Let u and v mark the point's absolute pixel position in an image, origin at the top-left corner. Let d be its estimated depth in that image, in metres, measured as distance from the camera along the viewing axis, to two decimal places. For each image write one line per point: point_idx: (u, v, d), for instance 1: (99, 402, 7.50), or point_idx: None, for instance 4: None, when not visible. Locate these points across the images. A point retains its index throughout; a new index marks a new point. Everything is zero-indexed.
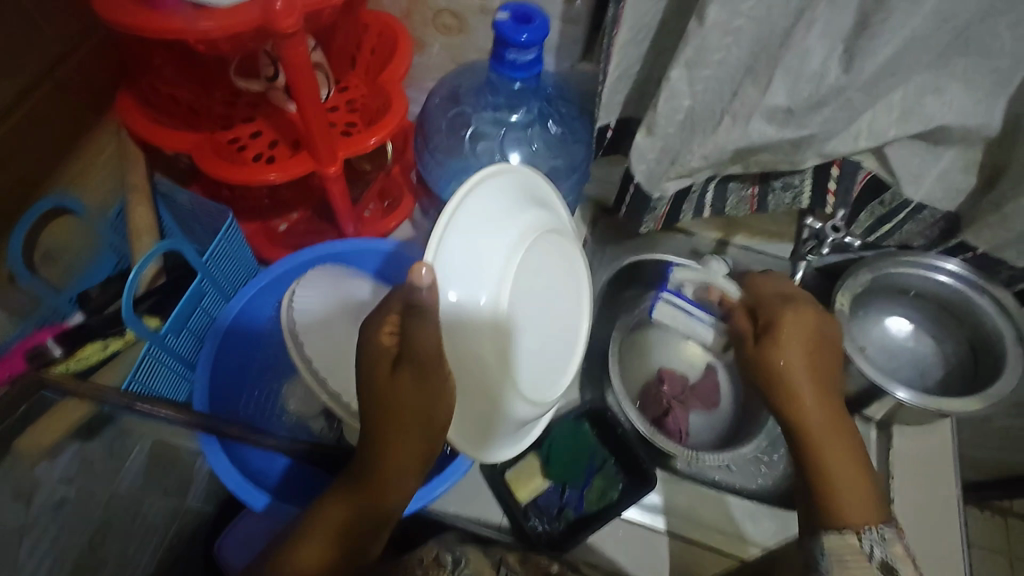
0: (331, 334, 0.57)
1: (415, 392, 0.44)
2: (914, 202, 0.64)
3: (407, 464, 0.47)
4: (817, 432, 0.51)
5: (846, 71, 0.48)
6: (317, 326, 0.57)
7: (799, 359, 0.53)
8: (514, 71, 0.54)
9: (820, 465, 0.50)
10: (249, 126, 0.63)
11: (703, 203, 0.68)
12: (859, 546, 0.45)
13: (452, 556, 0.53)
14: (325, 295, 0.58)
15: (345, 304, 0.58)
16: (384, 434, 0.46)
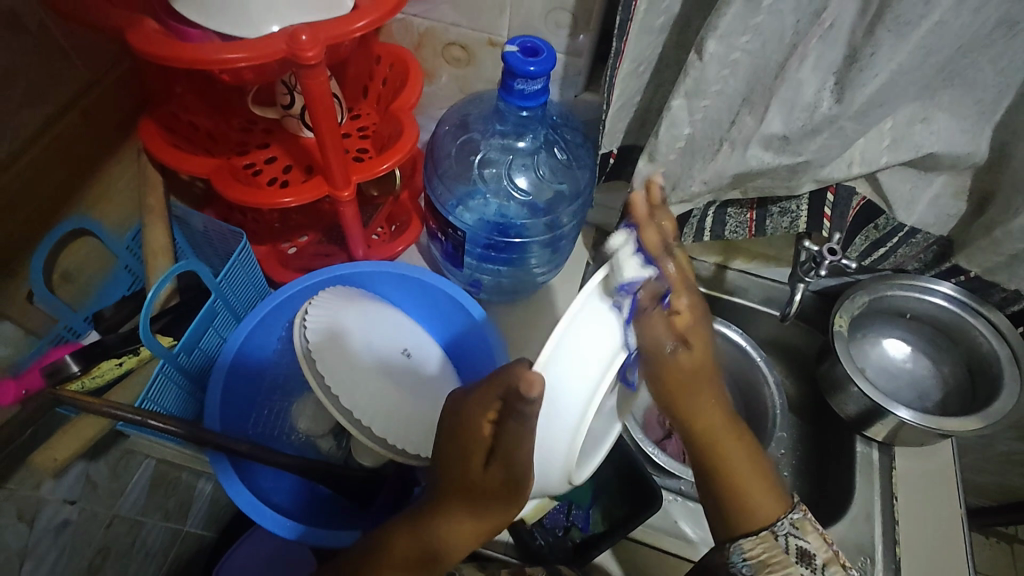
0: (379, 379, 0.58)
1: (501, 483, 0.43)
2: (906, 226, 0.66)
3: (470, 516, 0.45)
4: (706, 435, 0.50)
5: (839, 101, 0.51)
6: (359, 367, 0.57)
7: (701, 375, 0.49)
8: (522, 100, 0.56)
9: (717, 462, 0.51)
10: (265, 152, 0.66)
11: (702, 227, 0.71)
12: (774, 544, 0.49)
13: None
14: (365, 332, 0.61)
15: (377, 335, 0.62)
16: (459, 488, 0.45)
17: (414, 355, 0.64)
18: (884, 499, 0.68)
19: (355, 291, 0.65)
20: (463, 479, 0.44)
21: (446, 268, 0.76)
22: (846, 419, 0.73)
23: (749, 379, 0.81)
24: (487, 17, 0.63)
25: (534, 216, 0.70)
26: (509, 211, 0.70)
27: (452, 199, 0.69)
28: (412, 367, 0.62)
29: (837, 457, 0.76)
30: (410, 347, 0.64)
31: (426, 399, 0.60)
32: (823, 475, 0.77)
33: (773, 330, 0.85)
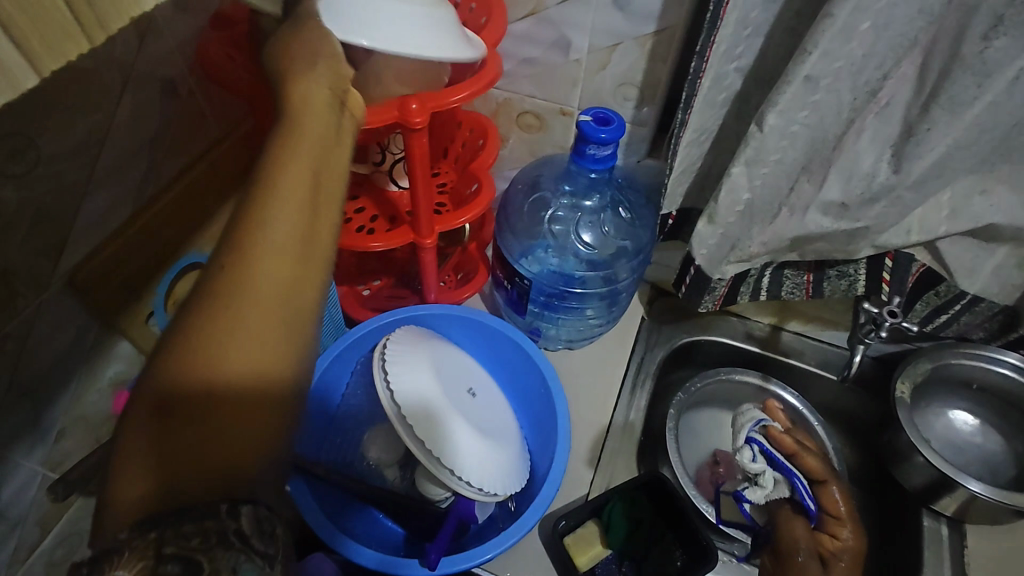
0: (472, 421, 0.64)
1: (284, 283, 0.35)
2: (969, 294, 0.67)
3: (239, 360, 0.33)
4: None
5: (896, 172, 0.54)
6: (453, 413, 0.62)
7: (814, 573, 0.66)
8: (593, 164, 0.62)
9: None
10: (355, 202, 0.73)
11: (759, 287, 0.73)
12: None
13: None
14: (445, 378, 0.65)
15: (453, 375, 0.67)
16: (225, 280, 0.34)
17: (480, 391, 0.69)
18: None
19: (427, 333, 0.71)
20: (232, 297, 0.34)
21: (507, 314, 0.80)
22: (911, 492, 0.72)
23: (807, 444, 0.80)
24: (561, 90, 0.70)
25: (594, 269, 0.74)
26: (569, 262, 0.74)
27: (519, 250, 0.74)
28: (479, 399, 0.68)
29: (900, 530, 0.74)
30: (475, 386, 0.69)
31: (467, 411, 0.64)
32: (887, 550, 0.74)
33: (830, 395, 0.84)
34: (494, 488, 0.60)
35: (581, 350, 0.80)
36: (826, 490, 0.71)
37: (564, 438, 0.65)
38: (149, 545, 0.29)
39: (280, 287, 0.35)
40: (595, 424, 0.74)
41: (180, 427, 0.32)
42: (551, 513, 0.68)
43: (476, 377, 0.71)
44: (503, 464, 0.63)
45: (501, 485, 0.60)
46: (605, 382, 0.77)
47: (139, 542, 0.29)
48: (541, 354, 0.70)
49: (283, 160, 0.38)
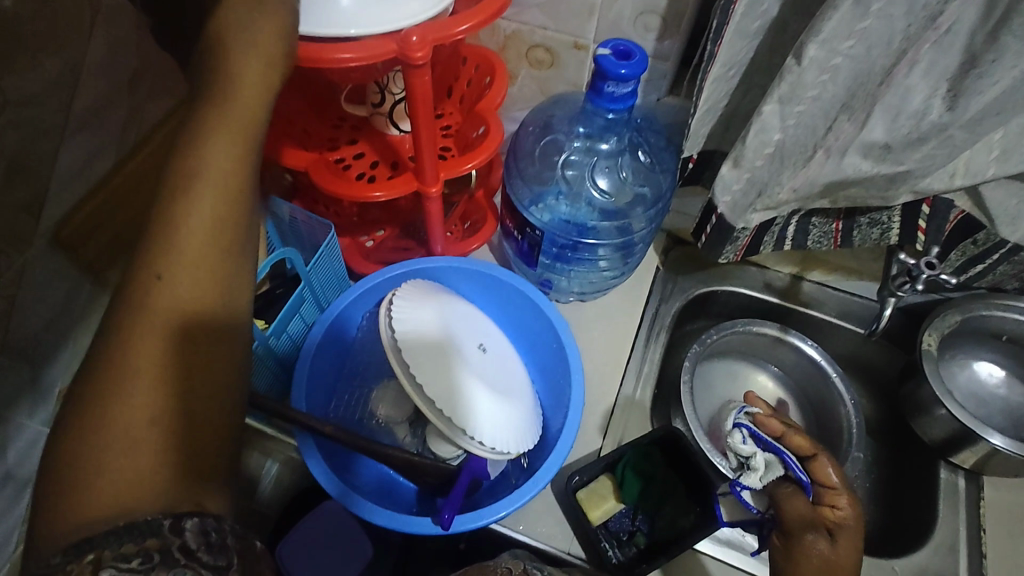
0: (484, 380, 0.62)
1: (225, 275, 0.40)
2: (1010, 242, 0.62)
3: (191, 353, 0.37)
4: None
5: (950, 109, 0.49)
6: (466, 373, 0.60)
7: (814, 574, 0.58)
8: (610, 103, 0.57)
9: None
10: (354, 148, 0.68)
11: (784, 236, 0.69)
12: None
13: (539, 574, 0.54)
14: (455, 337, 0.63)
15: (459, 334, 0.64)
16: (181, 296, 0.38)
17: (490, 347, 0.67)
18: (970, 530, 0.65)
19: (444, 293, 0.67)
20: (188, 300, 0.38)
21: (517, 265, 0.77)
22: (929, 444, 0.70)
23: (824, 396, 0.79)
24: (575, 21, 0.63)
25: (609, 217, 0.70)
26: (583, 210, 0.70)
27: (529, 197, 0.70)
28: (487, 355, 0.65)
29: (915, 482, 0.73)
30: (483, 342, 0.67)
31: (480, 366, 0.63)
32: (899, 500, 0.74)
33: (851, 346, 0.81)
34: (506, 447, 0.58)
35: (594, 302, 0.77)
36: (817, 465, 0.66)
37: (578, 395, 0.63)
38: (85, 569, 0.29)
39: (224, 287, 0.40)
40: (608, 378, 0.72)
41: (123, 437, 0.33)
42: (563, 468, 0.67)
43: (489, 330, 0.69)
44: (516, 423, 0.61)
45: (512, 444, 0.59)
46: (618, 335, 0.75)
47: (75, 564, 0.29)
48: (556, 310, 0.67)
49: (195, 203, 0.40)
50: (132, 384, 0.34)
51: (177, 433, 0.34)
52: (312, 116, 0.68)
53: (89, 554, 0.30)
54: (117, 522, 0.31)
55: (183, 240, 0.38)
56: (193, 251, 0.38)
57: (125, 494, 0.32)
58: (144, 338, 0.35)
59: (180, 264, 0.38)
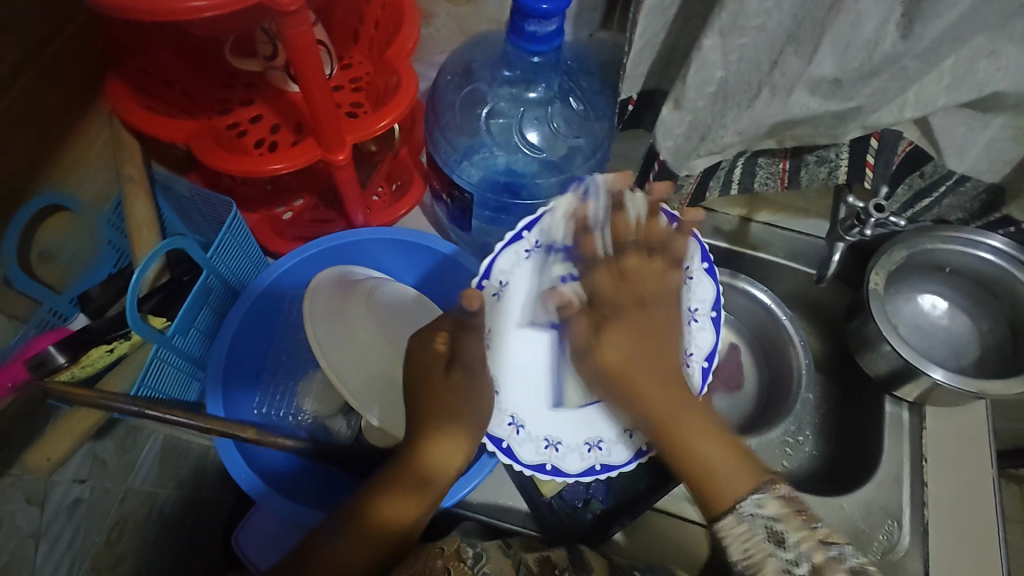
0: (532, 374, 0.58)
1: (459, 389, 0.52)
2: (957, 174, 0.60)
3: (452, 443, 0.51)
4: (664, 415, 0.50)
5: (905, 37, 0.44)
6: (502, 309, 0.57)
7: (654, 304, 0.52)
8: (533, 44, 0.50)
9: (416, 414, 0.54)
10: (249, 109, 0.60)
11: (730, 179, 0.65)
12: (742, 522, 0.46)
13: (473, 549, 0.51)
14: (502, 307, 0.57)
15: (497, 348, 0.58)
16: (429, 413, 0.52)
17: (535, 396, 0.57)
18: (913, 460, 0.67)
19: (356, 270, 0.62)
20: (444, 422, 0.52)
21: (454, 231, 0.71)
22: (875, 379, 0.71)
23: (774, 337, 0.78)
24: None
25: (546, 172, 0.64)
26: (518, 164, 0.64)
27: (456, 156, 0.63)
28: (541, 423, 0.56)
29: (861, 416, 0.74)
30: (536, 440, 0.55)
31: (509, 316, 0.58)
32: (846, 432, 0.76)
33: (800, 285, 0.80)
34: (691, 270, 0.58)
35: None
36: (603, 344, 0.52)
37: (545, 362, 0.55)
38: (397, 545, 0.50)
39: (464, 413, 0.52)
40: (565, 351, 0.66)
41: (345, 535, 0.48)
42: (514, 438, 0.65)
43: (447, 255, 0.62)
44: (691, 287, 0.58)
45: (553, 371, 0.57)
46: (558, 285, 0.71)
47: None
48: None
49: (435, 416, 0.52)
50: (424, 471, 0.51)
51: (368, 547, 0.49)
52: (190, 75, 0.58)
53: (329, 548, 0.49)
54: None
55: (441, 392, 0.52)
56: (443, 396, 0.52)
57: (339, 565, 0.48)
58: (432, 455, 0.51)
59: (449, 437, 0.51)
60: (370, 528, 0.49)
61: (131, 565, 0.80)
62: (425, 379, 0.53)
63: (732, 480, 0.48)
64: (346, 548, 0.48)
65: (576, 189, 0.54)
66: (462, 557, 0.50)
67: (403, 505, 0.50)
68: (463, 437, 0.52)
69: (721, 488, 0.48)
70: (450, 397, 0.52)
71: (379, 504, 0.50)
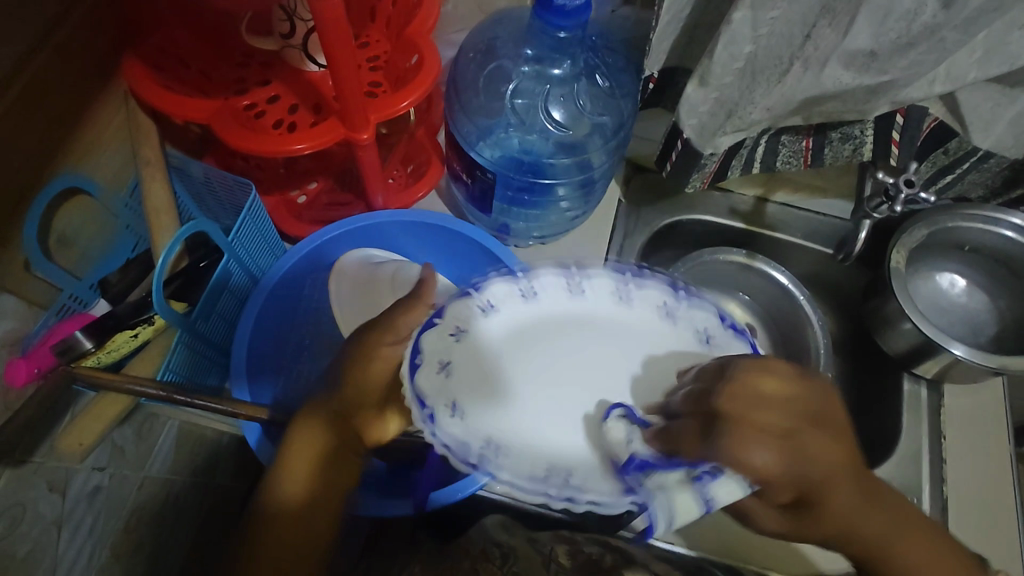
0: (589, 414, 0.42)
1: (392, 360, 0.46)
2: (982, 149, 0.59)
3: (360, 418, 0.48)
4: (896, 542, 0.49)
5: (945, 8, 0.43)
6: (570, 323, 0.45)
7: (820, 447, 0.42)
8: (561, 19, 0.49)
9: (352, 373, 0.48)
10: (265, 90, 0.57)
11: (753, 158, 0.64)
12: None
13: (500, 551, 0.52)
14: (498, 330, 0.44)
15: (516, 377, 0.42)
16: (353, 381, 0.48)
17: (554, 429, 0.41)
18: (932, 437, 0.68)
19: (375, 255, 0.61)
20: (359, 398, 0.48)
21: (471, 213, 0.69)
22: (893, 357, 0.72)
23: (791, 317, 0.78)
24: None
25: (566, 153, 0.63)
26: (539, 144, 0.63)
27: (478, 134, 0.63)
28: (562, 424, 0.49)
29: (880, 395, 0.75)
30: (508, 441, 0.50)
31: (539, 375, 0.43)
32: (865, 412, 0.76)
33: (815, 265, 0.80)
34: (674, 307, 0.46)
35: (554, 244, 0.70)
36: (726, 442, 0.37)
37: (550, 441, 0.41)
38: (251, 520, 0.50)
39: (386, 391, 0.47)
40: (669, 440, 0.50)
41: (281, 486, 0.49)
42: None
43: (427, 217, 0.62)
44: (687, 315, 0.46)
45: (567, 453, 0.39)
46: None
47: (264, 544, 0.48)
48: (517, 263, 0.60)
49: (373, 380, 0.47)
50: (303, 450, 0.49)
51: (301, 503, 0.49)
52: (206, 52, 0.56)
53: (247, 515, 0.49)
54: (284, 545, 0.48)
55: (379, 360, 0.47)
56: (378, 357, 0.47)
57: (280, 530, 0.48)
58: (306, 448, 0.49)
59: (330, 426, 0.49)
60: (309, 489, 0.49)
61: (150, 552, 0.79)
62: (368, 340, 0.47)
63: (940, 568, 0.50)
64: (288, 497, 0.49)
65: (616, 290, 0.46)
66: (490, 558, 0.51)
67: (322, 467, 0.49)
68: (373, 414, 0.48)
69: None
70: (362, 373, 0.47)
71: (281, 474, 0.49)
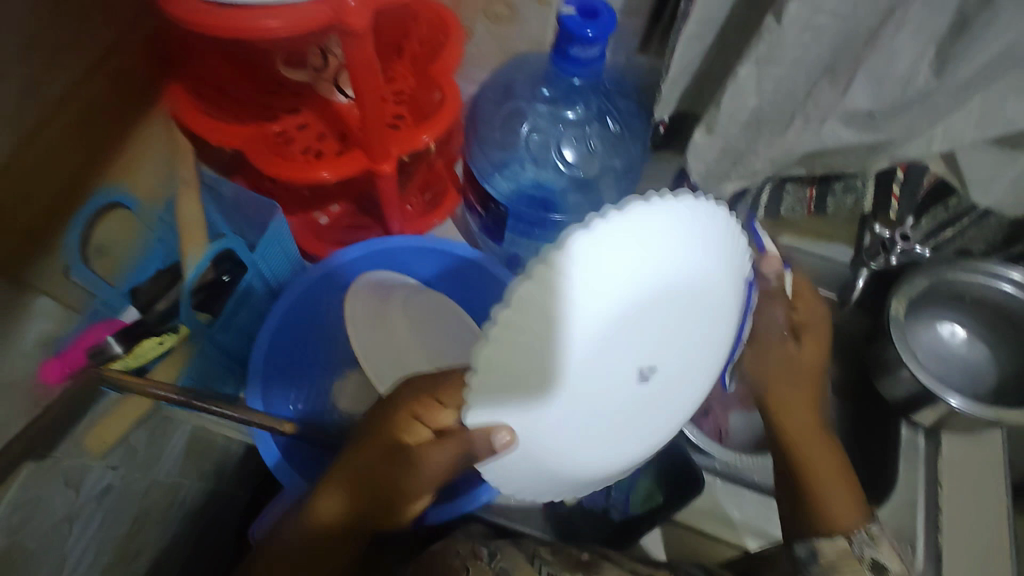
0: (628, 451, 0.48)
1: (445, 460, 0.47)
2: (981, 208, 0.62)
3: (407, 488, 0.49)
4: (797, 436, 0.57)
5: (937, 75, 0.46)
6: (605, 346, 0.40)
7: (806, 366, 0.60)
8: (575, 67, 0.52)
9: (390, 443, 0.50)
10: (295, 117, 0.61)
11: (758, 203, 0.66)
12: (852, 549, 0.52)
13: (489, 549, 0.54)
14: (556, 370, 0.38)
15: (553, 328, 0.36)
16: (377, 450, 0.50)
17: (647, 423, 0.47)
18: (928, 486, 0.68)
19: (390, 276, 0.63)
20: (379, 457, 0.50)
21: (484, 242, 0.73)
22: (891, 403, 0.73)
23: None
24: None
25: (578, 189, 0.67)
26: (551, 180, 0.67)
27: (493, 168, 0.66)
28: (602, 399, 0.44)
29: (879, 441, 0.75)
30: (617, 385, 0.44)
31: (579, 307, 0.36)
32: (861, 457, 0.77)
33: (819, 308, 0.81)
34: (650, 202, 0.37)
35: None
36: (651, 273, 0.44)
37: None
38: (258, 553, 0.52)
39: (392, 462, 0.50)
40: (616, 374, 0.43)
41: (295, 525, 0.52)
42: None
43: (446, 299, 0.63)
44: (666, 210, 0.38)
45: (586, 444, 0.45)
46: None
47: (316, 543, 0.51)
48: None
49: (415, 466, 0.49)
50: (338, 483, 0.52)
51: (321, 544, 0.52)
52: (238, 80, 0.59)
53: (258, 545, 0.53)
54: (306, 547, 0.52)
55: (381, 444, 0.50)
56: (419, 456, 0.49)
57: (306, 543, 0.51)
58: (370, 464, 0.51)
59: (363, 466, 0.51)
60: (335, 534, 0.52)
61: None
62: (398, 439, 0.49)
63: (847, 512, 0.54)
64: (316, 530, 0.51)
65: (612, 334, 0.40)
66: (479, 555, 0.53)
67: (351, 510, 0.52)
68: (393, 467, 0.50)
69: (837, 516, 0.53)
70: (395, 473, 0.49)
71: (312, 508, 0.51)
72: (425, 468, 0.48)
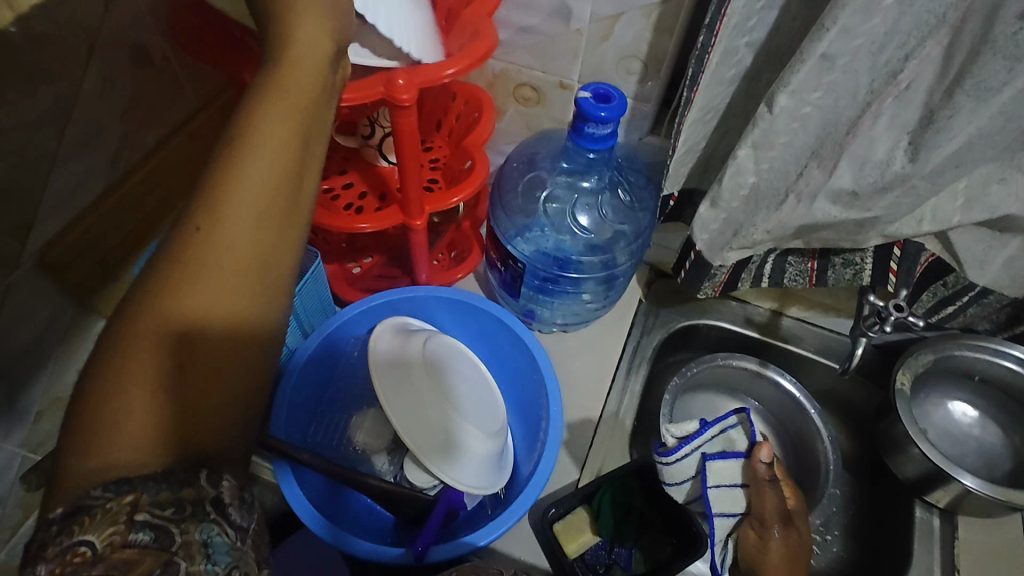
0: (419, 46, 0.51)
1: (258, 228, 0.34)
2: (979, 286, 0.64)
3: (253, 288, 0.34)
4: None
5: (913, 160, 0.51)
6: None
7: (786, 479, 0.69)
8: (592, 143, 0.58)
9: (221, 229, 0.33)
10: (343, 177, 0.70)
11: (761, 273, 0.71)
12: None
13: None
14: None
15: None
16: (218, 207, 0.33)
17: None
18: (944, 570, 0.66)
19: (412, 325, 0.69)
20: (229, 267, 0.33)
21: (501, 296, 0.78)
22: (905, 482, 0.71)
23: (802, 431, 0.79)
24: (561, 63, 0.66)
25: (592, 252, 0.71)
26: (565, 245, 0.72)
27: (515, 230, 0.71)
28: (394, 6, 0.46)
29: (891, 520, 0.74)
30: None
31: None
32: (874, 537, 0.75)
33: (828, 381, 0.82)
34: None
35: (576, 333, 0.77)
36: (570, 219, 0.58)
37: (553, 444, 0.62)
38: (121, 510, 0.29)
39: (233, 244, 0.33)
40: None
41: (126, 402, 0.31)
42: (541, 498, 0.66)
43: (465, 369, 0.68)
44: None
45: None
46: (599, 363, 0.75)
47: (111, 506, 0.29)
48: (545, 359, 0.67)
49: (245, 160, 0.34)
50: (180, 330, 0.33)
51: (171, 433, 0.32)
52: None
53: (84, 518, 0.29)
54: (131, 470, 0.31)
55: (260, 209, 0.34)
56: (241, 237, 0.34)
57: (133, 448, 0.31)
58: (253, 170, 0.34)
59: (228, 272, 0.34)
60: (158, 416, 0.32)
61: None
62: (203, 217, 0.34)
63: None
64: (140, 416, 0.31)
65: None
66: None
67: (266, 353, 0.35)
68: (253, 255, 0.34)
69: None
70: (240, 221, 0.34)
71: (124, 390, 0.32)
72: (249, 185, 0.34)
